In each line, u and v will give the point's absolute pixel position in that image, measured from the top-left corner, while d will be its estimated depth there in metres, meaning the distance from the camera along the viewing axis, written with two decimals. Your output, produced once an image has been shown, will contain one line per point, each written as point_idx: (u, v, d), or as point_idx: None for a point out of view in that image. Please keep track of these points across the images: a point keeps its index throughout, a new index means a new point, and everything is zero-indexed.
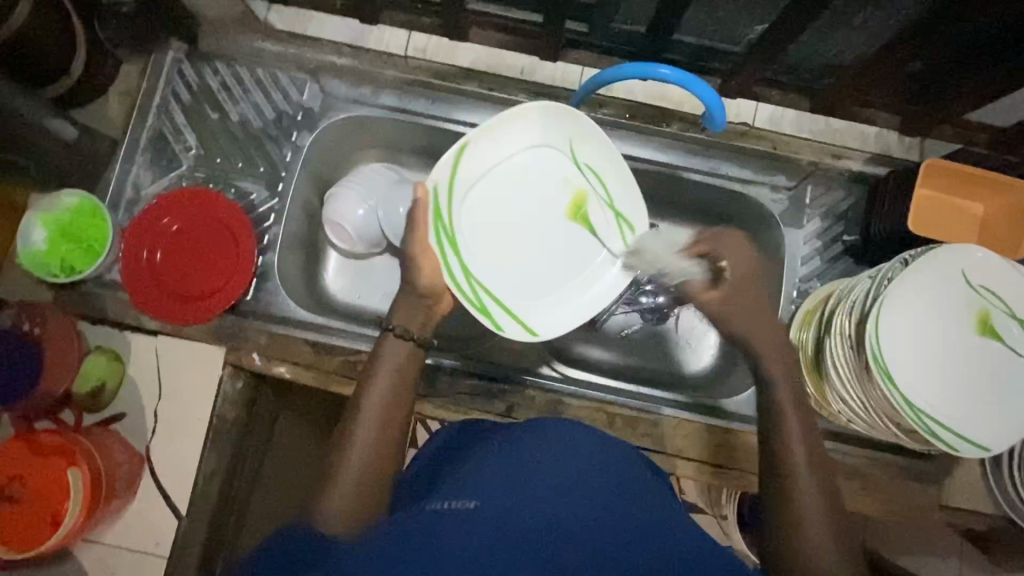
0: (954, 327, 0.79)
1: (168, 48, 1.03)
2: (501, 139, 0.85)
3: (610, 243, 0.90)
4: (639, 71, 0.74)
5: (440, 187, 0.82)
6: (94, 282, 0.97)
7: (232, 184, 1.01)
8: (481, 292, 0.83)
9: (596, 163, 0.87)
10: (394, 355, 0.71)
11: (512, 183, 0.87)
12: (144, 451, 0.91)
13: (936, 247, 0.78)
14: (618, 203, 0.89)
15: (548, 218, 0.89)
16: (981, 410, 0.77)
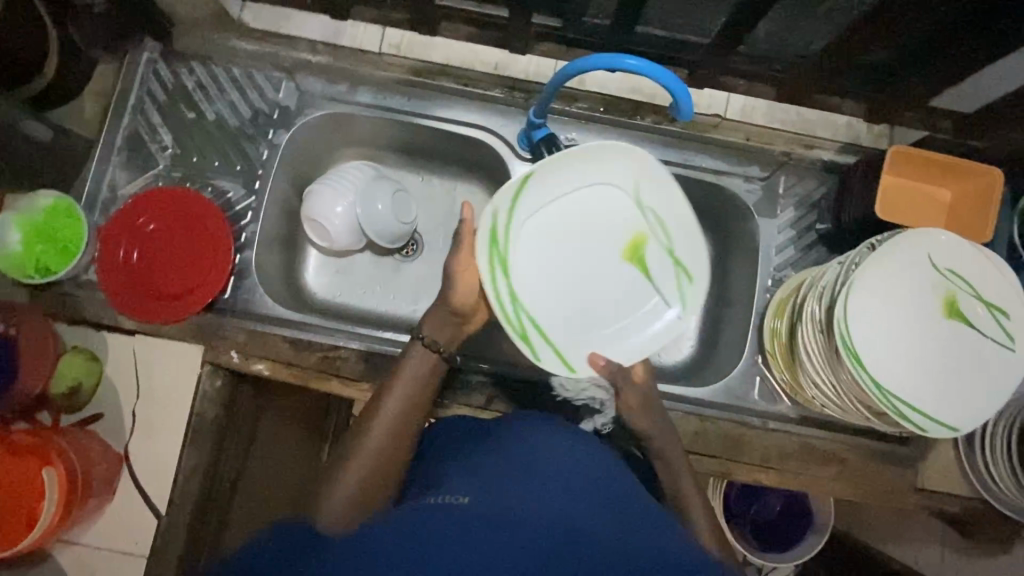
0: (922, 312, 0.80)
1: (144, 48, 1.03)
2: (556, 177, 0.86)
3: (664, 287, 0.88)
4: (608, 62, 0.75)
5: (497, 215, 0.84)
6: (71, 282, 0.97)
7: (209, 182, 1.01)
8: (525, 318, 0.85)
9: (662, 210, 0.86)
10: (412, 368, 0.79)
11: (564, 219, 0.88)
12: (123, 451, 0.90)
13: (900, 234, 0.80)
14: (679, 251, 0.87)
15: (607, 258, 0.89)
16: (951, 393, 0.78)
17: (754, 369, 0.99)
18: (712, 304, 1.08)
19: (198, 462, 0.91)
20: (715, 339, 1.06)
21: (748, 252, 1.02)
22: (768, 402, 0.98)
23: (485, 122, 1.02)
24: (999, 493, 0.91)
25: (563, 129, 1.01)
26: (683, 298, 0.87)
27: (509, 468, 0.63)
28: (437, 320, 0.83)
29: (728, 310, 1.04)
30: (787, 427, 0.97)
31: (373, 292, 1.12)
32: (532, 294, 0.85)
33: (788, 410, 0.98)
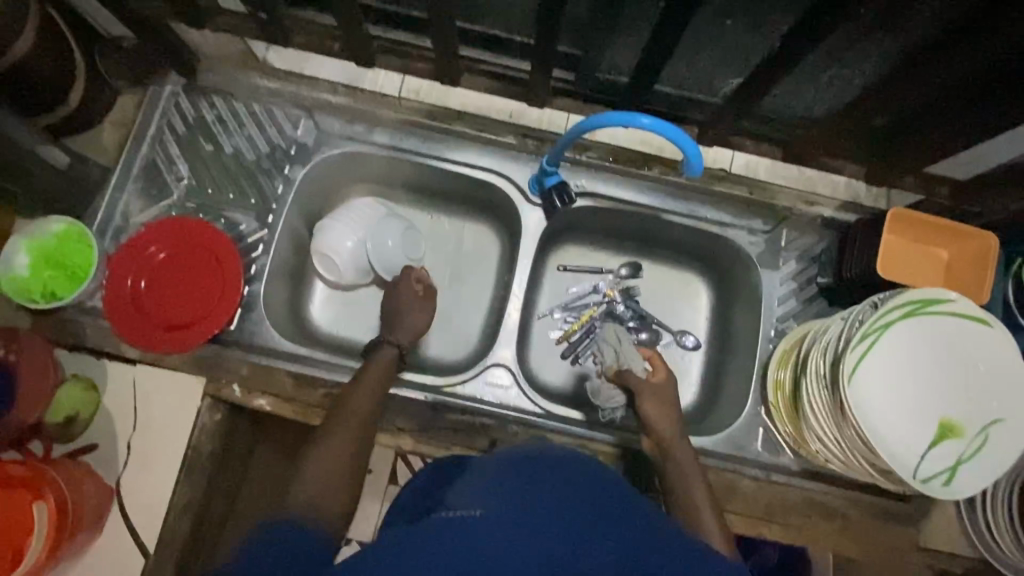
0: (965, 381, 0.80)
1: (166, 81, 1.05)
2: (937, 322, 0.80)
3: (925, 467, 0.78)
4: (622, 119, 0.77)
5: (898, 323, 0.80)
6: (76, 308, 0.96)
7: (223, 215, 1.02)
8: (895, 397, 0.79)
9: (1002, 429, 0.78)
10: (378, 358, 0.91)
11: (925, 360, 0.81)
12: (115, 484, 0.89)
13: (935, 307, 0.80)
14: (964, 441, 0.78)
15: (922, 416, 0.79)
16: (995, 457, 0.78)
17: (756, 420, 0.99)
18: (713, 351, 1.11)
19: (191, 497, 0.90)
20: (719, 386, 1.07)
21: (749, 301, 1.05)
22: (770, 454, 0.97)
23: (497, 166, 1.04)
24: (999, 552, 0.90)
25: (573, 176, 1.04)
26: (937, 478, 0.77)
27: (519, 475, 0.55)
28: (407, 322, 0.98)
29: (731, 357, 1.06)
30: (788, 479, 0.96)
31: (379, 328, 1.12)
32: (879, 369, 0.80)
33: (791, 461, 0.97)
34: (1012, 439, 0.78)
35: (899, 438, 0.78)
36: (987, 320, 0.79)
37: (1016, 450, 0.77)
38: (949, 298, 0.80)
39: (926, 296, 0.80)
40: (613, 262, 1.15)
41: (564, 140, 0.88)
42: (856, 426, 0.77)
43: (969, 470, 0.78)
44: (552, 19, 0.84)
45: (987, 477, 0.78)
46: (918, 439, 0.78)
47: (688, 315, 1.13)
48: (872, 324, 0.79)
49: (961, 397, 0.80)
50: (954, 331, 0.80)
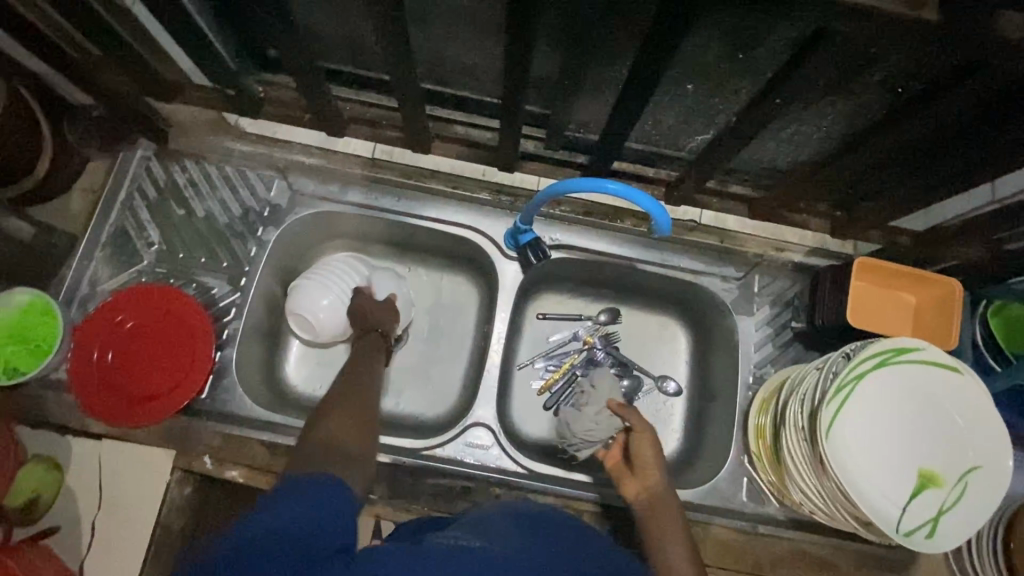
0: (940, 428, 0.80)
1: (137, 147, 1.04)
2: (909, 369, 0.81)
3: (907, 517, 0.77)
4: (591, 184, 0.79)
5: (871, 371, 0.81)
6: (39, 383, 0.93)
7: (195, 279, 1.01)
8: (873, 447, 0.79)
9: (980, 478, 0.79)
10: (367, 344, 0.97)
11: (900, 407, 0.81)
12: (78, 568, 0.85)
13: (906, 355, 0.81)
14: (943, 491, 0.78)
15: (900, 465, 0.79)
16: (974, 506, 0.78)
17: (740, 469, 0.98)
18: (695, 397, 1.10)
19: None
20: (702, 433, 1.07)
21: (727, 348, 1.06)
22: (757, 504, 0.96)
23: (473, 223, 1.05)
24: None
25: (548, 230, 1.05)
26: (919, 528, 0.77)
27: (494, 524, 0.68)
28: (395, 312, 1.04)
29: (712, 404, 1.06)
30: (777, 530, 0.95)
31: None
32: (855, 418, 0.80)
33: (777, 511, 0.96)
34: (990, 487, 0.78)
35: (879, 488, 0.78)
36: (957, 366, 0.81)
37: (994, 499, 0.78)
38: (919, 345, 0.81)
39: (897, 345, 0.81)
40: (592, 309, 1.15)
41: (536, 199, 0.90)
42: (836, 479, 0.77)
43: (951, 519, 0.78)
44: (518, 85, 0.85)
45: (969, 526, 0.77)
46: (898, 488, 0.78)
47: (669, 361, 1.13)
48: (846, 374, 0.80)
49: (938, 444, 0.80)
50: (926, 378, 0.81)
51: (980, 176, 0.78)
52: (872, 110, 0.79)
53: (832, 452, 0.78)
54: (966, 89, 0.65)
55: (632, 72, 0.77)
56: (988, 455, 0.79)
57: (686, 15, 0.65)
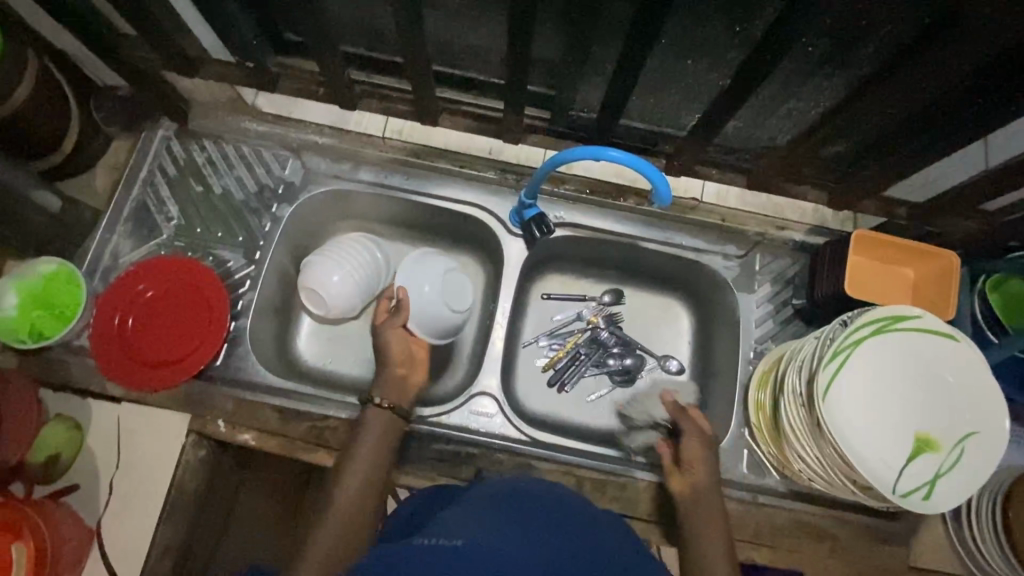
0: (937, 394, 0.81)
1: (158, 126, 1.08)
2: (906, 337, 0.82)
3: (903, 479, 0.79)
4: (593, 152, 0.82)
5: (868, 339, 0.82)
6: (62, 348, 0.97)
7: (211, 253, 1.04)
8: (870, 412, 0.81)
9: (977, 442, 0.80)
10: (366, 436, 0.90)
11: (897, 374, 0.82)
12: (96, 525, 0.88)
13: (903, 323, 0.82)
14: (940, 455, 0.79)
15: (897, 430, 0.80)
16: (971, 469, 0.79)
17: (741, 442, 1.00)
18: (697, 374, 1.12)
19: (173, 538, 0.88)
20: (704, 409, 1.08)
21: (729, 324, 1.07)
22: (757, 475, 0.98)
23: (480, 201, 1.08)
24: (990, 570, 0.90)
25: (552, 209, 1.08)
26: (916, 490, 0.78)
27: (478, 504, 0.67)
28: (390, 384, 0.97)
29: (714, 380, 1.08)
30: (777, 500, 0.96)
31: (366, 360, 1.13)
32: (852, 384, 0.81)
33: (777, 483, 0.97)
34: (988, 452, 0.79)
35: (876, 451, 0.79)
36: (954, 333, 0.82)
37: (991, 462, 0.78)
38: (916, 313, 0.82)
39: (894, 313, 0.83)
40: (596, 288, 1.17)
41: (540, 172, 0.93)
42: (834, 444, 0.78)
43: (948, 482, 0.79)
44: (520, 66, 0.90)
45: (966, 489, 0.78)
46: (894, 452, 0.80)
47: (671, 339, 1.15)
48: (843, 341, 0.81)
49: (935, 410, 0.81)
50: (923, 345, 0.82)
51: (962, 138, 0.82)
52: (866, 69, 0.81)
53: (829, 417, 0.79)
54: (962, 30, 0.66)
55: (630, 47, 0.81)
56: (986, 420, 0.80)
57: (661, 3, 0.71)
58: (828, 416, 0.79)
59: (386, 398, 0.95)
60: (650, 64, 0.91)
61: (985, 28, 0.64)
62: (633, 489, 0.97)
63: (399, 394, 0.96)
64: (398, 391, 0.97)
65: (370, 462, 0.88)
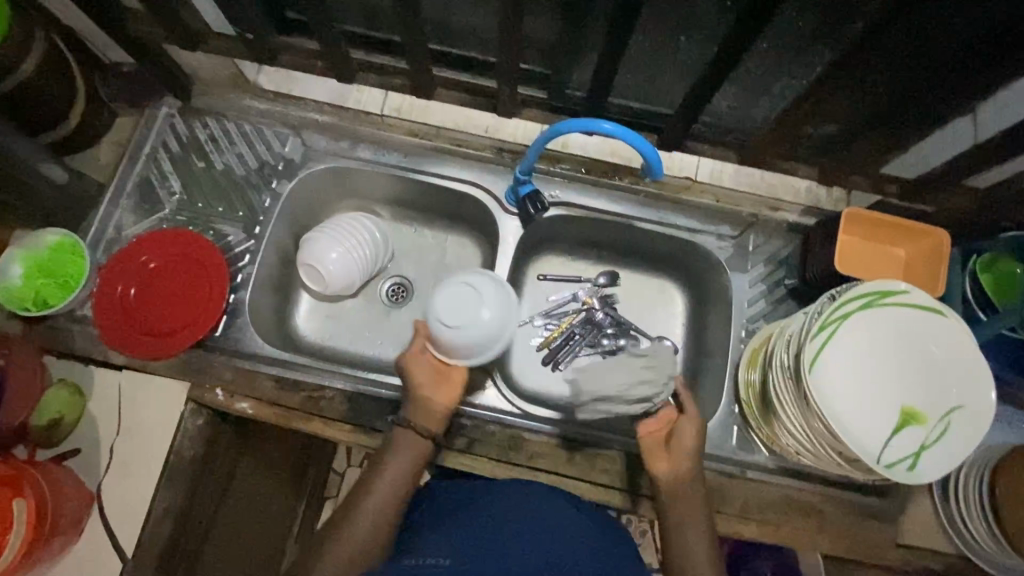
0: (924, 369, 0.82)
1: (162, 104, 1.11)
2: (894, 312, 0.83)
3: (889, 451, 0.80)
4: (586, 125, 0.83)
5: (856, 313, 0.83)
6: (67, 317, 0.99)
7: (212, 227, 1.06)
8: (857, 385, 0.82)
9: (962, 416, 0.80)
10: (395, 465, 0.84)
11: (885, 348, 0.83)
12: (96, 489, 0.90)
13: (892, 298, 0.83)
14: (925, 428, 0.80)
15: (884, 402, 0.81)
16: (955, 441, 0.80)
17: (731, 419, 1.01)
18: (691, 354, 1.12)
19: (171, 504, 0.90)
20: (697, 388, 1.09)
21: (721, 303, 1.08)
22: (746, 452, 0.99)
23: (476, 180, 1.09)
24: (978, 547, 0.90)
25: (547, 187, 1.08)
26: (901, 461, 0.79)
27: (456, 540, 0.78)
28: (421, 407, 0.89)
29: (707, 360, 1.08)
30: (766, 476, 0.97)
31: (363, 336, 1.15)
32: (839, 358, 0.82)
33: (767, 459, 0.98)
34: (972, 425, 0.80)
35: (862, 423, 0.80)
36: (942, 309, 0.82)
37: (976, 436, 0.79)
38: (904, 289, 0.83)
39: (882, 288, 0.83)
40: (592, 270, 1.17)
41: (534, 146, 0.94)
42: (820, 415, 0.79)
43: (932, 455, 0.80)
44: (512, 41, 0.91)
45: (949, 461, 0.80)
46: (881, 424, 0.80)
47: (665, 320, 1.16)
48: (831, 314, 0.82)
49: (921, 384, 0.82)
50: (910, 320, 0.83)
51: (959, 101, 0.81)
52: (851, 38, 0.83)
53: (816, 389, 0.80)
54: None
55: (617, 21, 0.82)
56: (972, 395, 0.81)
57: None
58: (815, 387, 0.80)
59: (418, 421, 0.88)
60: (638, 37, 0.93)
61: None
62: (624, 463, 0.98)
63: (433, 420, 0.89)
64: (426, 414, 0.88)
65: (394, 482, 0.83)
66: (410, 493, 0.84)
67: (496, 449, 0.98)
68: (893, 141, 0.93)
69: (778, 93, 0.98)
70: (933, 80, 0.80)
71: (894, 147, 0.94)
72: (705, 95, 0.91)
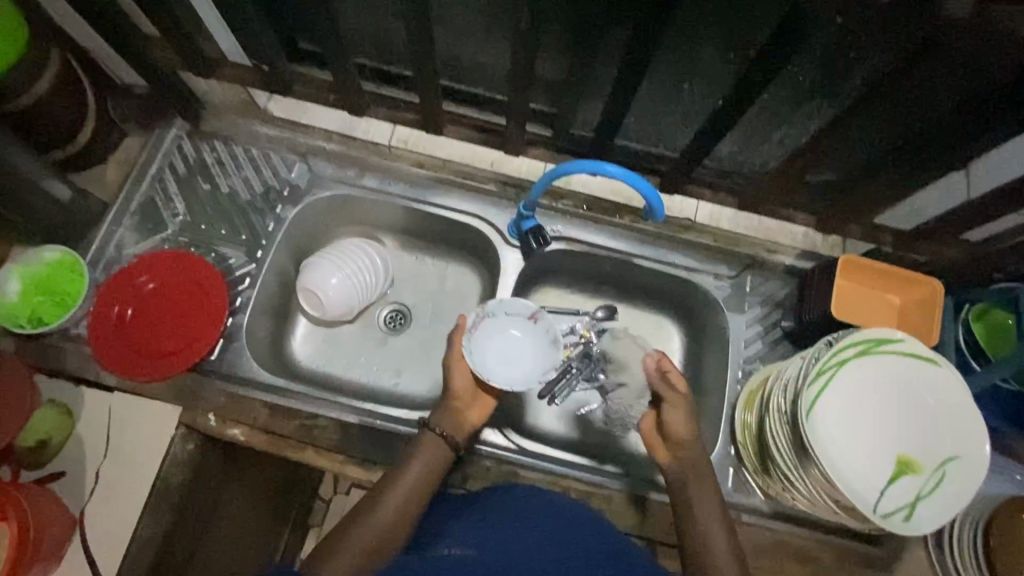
0: (918, 419, 0.83)
1: (172, 125, 1.11)
2: (889, 360, 0.84)
3: (886, 500, 0.79)
4: (590, 167, 0.85)
5: (852, 361, 0.84)
6: (60, 335, 0.98)
7: (214, 249, 1.06)
8: (853, 433, 0.82)
9: (956, 467, 0.81)
10: (422, 455, 0.82)
11: (880, 397, 0.84)
12: (79, 513, 0.88)
13: (888, 348, 0.84)
14: (920, 479, 0.80)
15: (880, 452, 0.81)
16: (950, 494, 0.80)
17: (726, 460, 1.00)
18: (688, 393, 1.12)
19: (157, 530, 0.88)
20: None
21: (718, 342, 1.08)
22: (742, 495, 0.98)
23: (479, 212, 1.10)
24: None
25: (549, 222, 1.09)
26: (897, 512, 0.79)
27: (475, 529, 0.75)
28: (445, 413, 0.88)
29: (703, 400, 1.08)
30: (760, 520, 0.97)
31: (359, 363, 1.14)
32: (835, 406, 0.82)
33: (762, 503, 0.98)
34: (967, 477, 0.80)
35: (858, 471, 0.80)
36: (936, 359, 0.84)
37: (970, 489, 0.80)
38: (900, 338, 0.84)
39: (878, 336, 0.85)
40: (589, 304, 1.17)
41: (538, 185, 0.95)
42: (817, 461, 0.79)
43: (928, 506, 0.80)
44: (523, 81, 0.94)
45: (944, 514, 0.80)
46: (877, 473, 0.81)
47: (663, 357, 1.15)
48: (828, 360, 0.83)
49: (915, 435, 0.82)
50: (905, 369, 0.84)
51: (954, 160, 0.84)
52: (850, 93, 0.87)
53: (812, 435, 0.80)
54: (931, 60, 0.72)
55: (625, 67, 0.85)
56: (966, 448, 0.81)
57: (658, 24, 0.76)
58: (813, 434, 0.80)
59: (442, 427, 0.86)
60: (643, 82, 0.96)
61: (977, 48, 0.66)
62: (619, 503, 0.97)
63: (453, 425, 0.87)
64: (449, 418, 0.87)
65: (413, 484, 0.79)
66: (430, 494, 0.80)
67: (490, 483, 0.97)
68: (889, 193, 0.96)
69: (776, 140, 1.01)
70: (925, 140, 0.84)
71: (892, 199, 0.97)
72: (707, 140, 0.94)
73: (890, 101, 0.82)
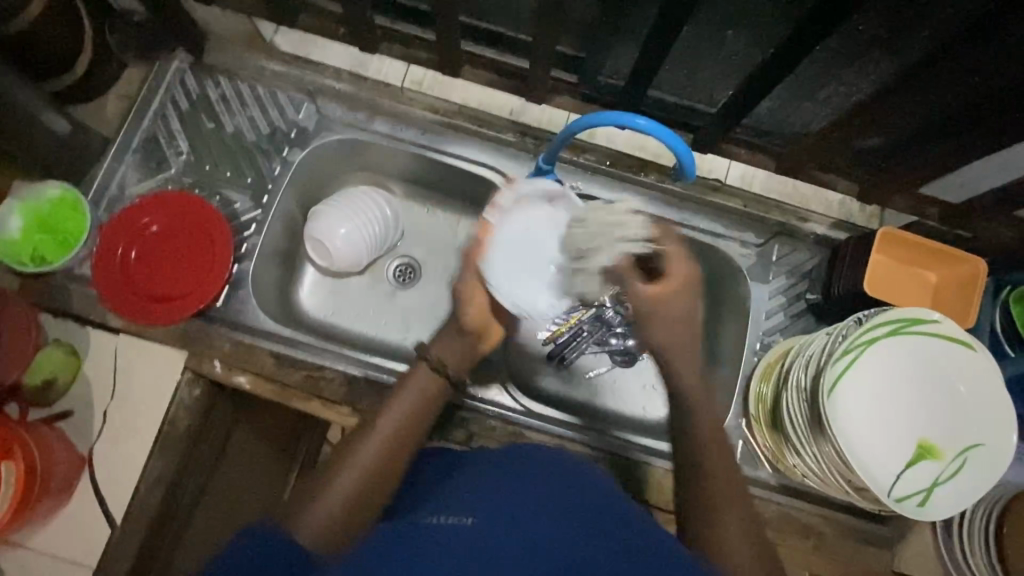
0: (945, 404, 0.79)
1: (174, 57, 1.05)
2: (919, 342, 0.80)
3: (901, 484, 0.78)
4: (619, 119, 0.79)
5: (880, 342, 0.80)
6: (64, 275, 0.96)
7: (218, 192, 1.02)
8: (873, 416, 0.79)
9: (980, 455, 0.78)
10: (411, 393, 0.76)
11: (906, 380, 0.80)
12: (88, 452, 0.89)
13: (922, 329, 0.80)
14: (940, 464, 0.78)
15: (900, 435, 0.79)
16: (970, 482, 0.78)
17: (737, 432, 0.98)
18: None
19: (164, 473, 0.89)
20: None
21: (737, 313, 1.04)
22: (749, 467, 0.97)
23: (493, 164, 1.04)
24: None
25: (569, 178, 1.03)
26: (912, 495, 0.77)
27: (470, 495, 0.62)
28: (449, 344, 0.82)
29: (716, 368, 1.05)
30: (766, 493, 0.96)
31: (366, 316, 1.12)
32: (857, 388, 0.79)
33: (768, 476, 0.97)
34: (990, 466, 0.77)
35: (876, 454, 0.78)
36: (972, 342, 0.79)
37: (991, 477, 0.77)
38: (936, 320, 0.79)
39: (913, 316, 0.80)
40: None
41: (562, 135, 0.88)
42: (833, 441, 0.77)
43: (945, 492, 0.78)
44: (552, 21, 0.86)
45: (961, 500, 0.77)
46: (894, 456, 0.78)
47: None
48: (855, 339, 0.79)
49: (940, 419, 0.79)
50: (935, 351, 0.80)
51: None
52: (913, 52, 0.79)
53: (830, 415, 0.78)
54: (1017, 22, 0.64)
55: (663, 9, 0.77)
56: (993, 436, 0.78)
57: None
58: (832, 416, 0.77)
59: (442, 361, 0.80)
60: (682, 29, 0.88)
61: None
62: (624, 469, 0.97)
63: (457, 359, 0.81)
64: (455, 363, 0.82)
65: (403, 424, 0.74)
66: (421, 433, 0.75)
67: (496, 443, 0.96)
68: (938, 164, 0.89)
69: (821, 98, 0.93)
70: (990, 110, 0.77)
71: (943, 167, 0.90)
72: (748, 96, 0.86)
73: (958, 64, 0.74)
